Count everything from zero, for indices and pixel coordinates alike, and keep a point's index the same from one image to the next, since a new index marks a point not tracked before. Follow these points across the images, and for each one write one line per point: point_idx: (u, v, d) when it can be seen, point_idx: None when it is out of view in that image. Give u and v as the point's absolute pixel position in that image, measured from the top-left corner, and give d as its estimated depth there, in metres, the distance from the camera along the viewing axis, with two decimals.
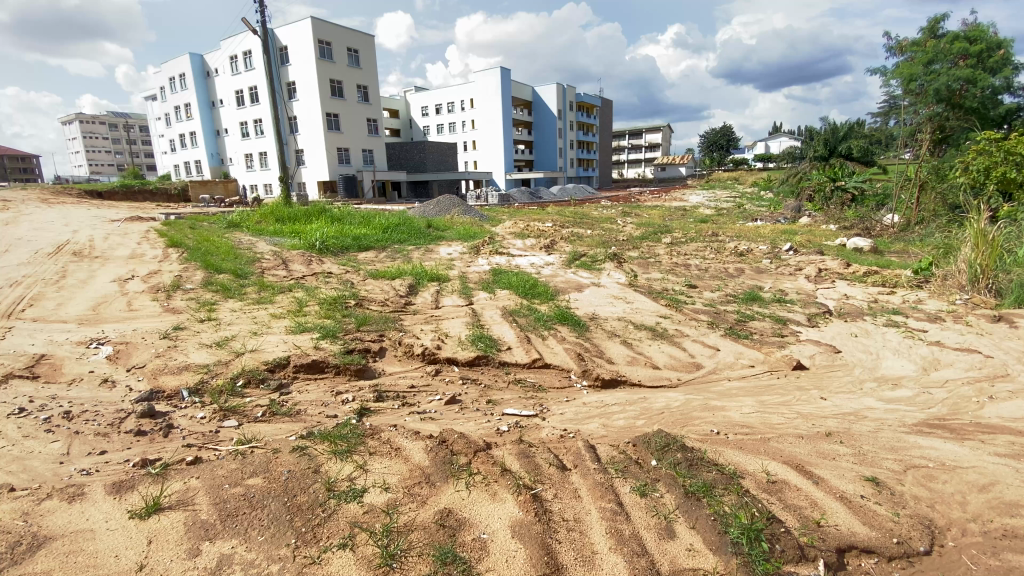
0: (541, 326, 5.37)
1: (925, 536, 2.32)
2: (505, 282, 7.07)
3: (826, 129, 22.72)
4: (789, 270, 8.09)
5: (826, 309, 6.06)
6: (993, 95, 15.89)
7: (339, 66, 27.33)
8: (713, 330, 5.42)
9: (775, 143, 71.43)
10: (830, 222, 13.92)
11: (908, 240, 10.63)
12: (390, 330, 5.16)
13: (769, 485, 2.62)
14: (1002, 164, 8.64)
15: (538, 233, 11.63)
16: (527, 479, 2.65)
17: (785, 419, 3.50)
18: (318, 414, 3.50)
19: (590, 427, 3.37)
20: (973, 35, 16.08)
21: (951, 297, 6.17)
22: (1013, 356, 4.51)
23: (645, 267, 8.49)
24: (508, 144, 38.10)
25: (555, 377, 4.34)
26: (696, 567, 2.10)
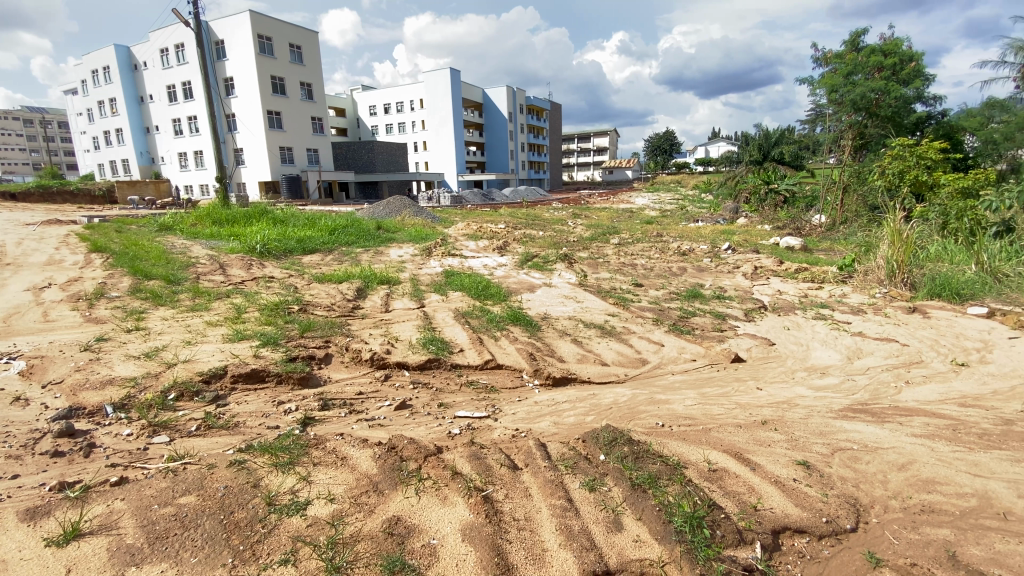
0: (493, 326, 5.37)
1: (852, 514, 2.49)
2: (457, 283, 7.02)
3: (760, 135, 24.10)
4: (728, 268, 8.51)
5: (762, 304, 6.40)
6: (906, 104, 17.39)
7: (281, 62, 26.27)
8: (658, 326, 5.60)
9: (715, 148, 75.15)
10: (765, 222, 14.79)
11: (834, 238, 11.47)
12: (337, 335, 4.99)
13: (710, 474, 2.73)
14: (914, 168, 9.45)
15: (490, 234, 11.64)
16: (478, 481, 2.62)
17: (724, 409, 3.67)
18: (257, 425, 3.32)
19: (541, 425, 3.38)
20: (887, 49, 17.52)
21: (872, 290, 6.67)
22: (926, 343, 4.94)
23: (594, 267, 8.68)
24: (459, 145, 37.92)
25: (507, 378, 4.34)
26: (643, 559, 2.15)
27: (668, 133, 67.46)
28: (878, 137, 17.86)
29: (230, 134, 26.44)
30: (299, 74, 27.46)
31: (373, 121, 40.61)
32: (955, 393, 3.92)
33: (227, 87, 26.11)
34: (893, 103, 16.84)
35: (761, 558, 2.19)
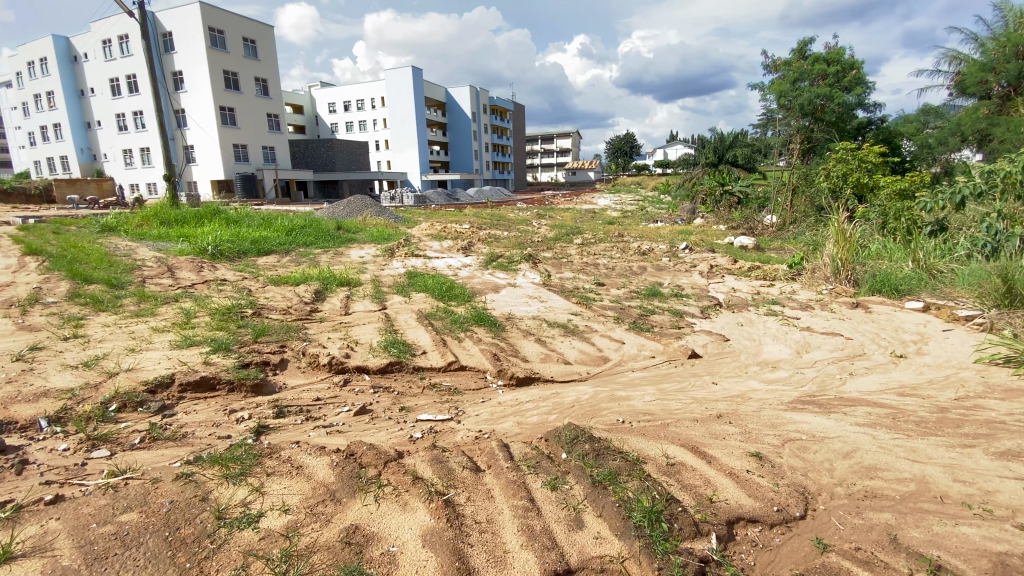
0: (457, 327, 5.32)
1: (801, 502, 2.59)
2: (420, 284, 6.92)
3: (715, 138, 24.95)
4: (685, 266, 8.77)
5: (718, 301, 6.61)
6: (848, 110, 18.39)
7: (234, 57, 25.26)
8: (619, 324, 5.70)
9: (673, 150, 77.30)
10: (720, 222, 15.33)
11: (784, 237, 12.00)
12: (293, 340, 4.82)
13: (668, 468, 2.79)
14: (856, 171, 9.99)
15: (453, 235, 11.55)
16: (439, 485, 2.58)
17: (682, 404, 3.76)
18: (207, 436, 3.16)
19: (504, 426, 3.37)
20: (831, 58, 18.45)
21: (819, 287, 7.00)
22: (867, 336, 5.22)
23: (558, 267, 8.74)
24: (422, 144, 37.51)
25: (470, 379, 4.30)
26: (603, 555, 2.17)
27: (628, 136, 68.89)
28: (824, 141, 18.77)
29: (179, 130, 25.22)
30: (254, 69, 26.47)
31: (332, 119, 39.64)
32: (894, 383, 4.16)
33: (175, 81, 24.89)
34: (837, 109, 17.74)
35: (717, 549, 2.25)
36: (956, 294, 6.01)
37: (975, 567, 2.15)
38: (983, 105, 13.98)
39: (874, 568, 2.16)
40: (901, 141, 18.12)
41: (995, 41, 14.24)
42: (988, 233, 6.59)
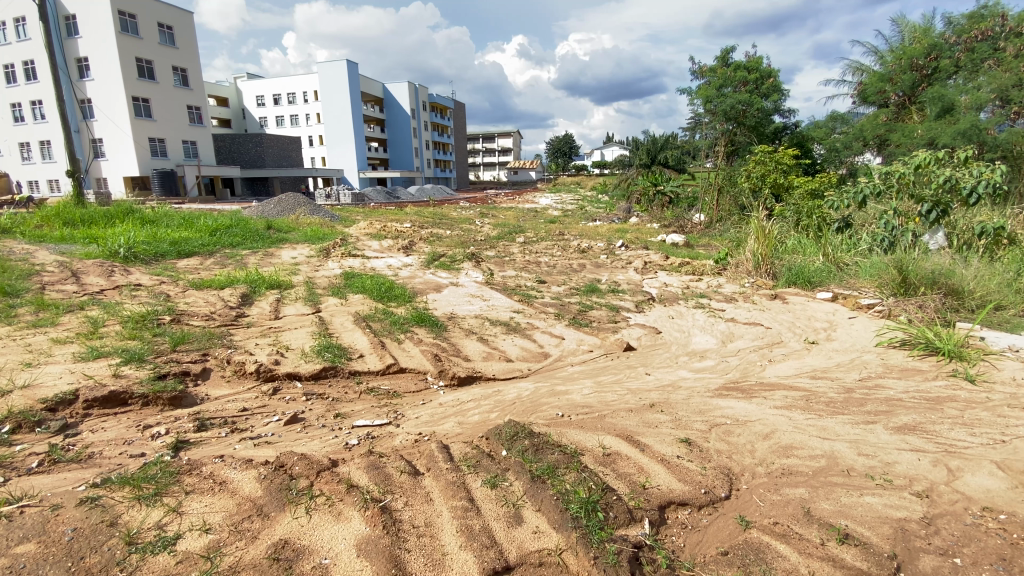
0: (396, 329, 5.20)
1: (726, 483, 2.75)
2: (357, 285, 6.70)
3: (648, 140, 25.98)
4: (621, 264, 9.06)
5: (652, 296, 6.88)
6: (767, 115, 19.70)
7: (149, 44, 23.32)
8: (559, 321, 5.80)
9: (610, 151, 79.76)
10: (654, 221, 15.95)
11: (712, 235, 12.70)
12: (216, 348, 4.51)
13: (604, 458, 2.87)
14: (773, 172, 10.75)
15: (393, 234, 11.28)
16: (375, 492, 2.49)
17: (617, 395, 3.88)
18: (117, 456, 2.88)
19: (445, 427, 3.33)
20: (751, 66, 19.71)
21: (742, 280, 7.47)
22: (784, 325, 5.62)
23: (500, 266, 8.76)
24: (360, 141, 36.36)
25: (410, 382, 4.21)
26: (541, 548, 2.19)
27: (567, 136, 70.31)
28: (746, 144, 20.04)
29: (85, 122, 22.96)
30: (171, 57, 24.51)
31: (261, 113, 37.56)
32: (807, 367, 4.51)
33: (80, 69, 22.65)
34: (756, 114, 19.01)
35: (649, 534, 2.34)
36: (859, 285, 6.60)
37: (877, 532, 2.36)
38: (881, 113, 15.43)
39: (790, 539, 2.32)
40: (812, 145, 19.66)
41: (891, 55, 15.74)
42: (885, 229, 7.22)
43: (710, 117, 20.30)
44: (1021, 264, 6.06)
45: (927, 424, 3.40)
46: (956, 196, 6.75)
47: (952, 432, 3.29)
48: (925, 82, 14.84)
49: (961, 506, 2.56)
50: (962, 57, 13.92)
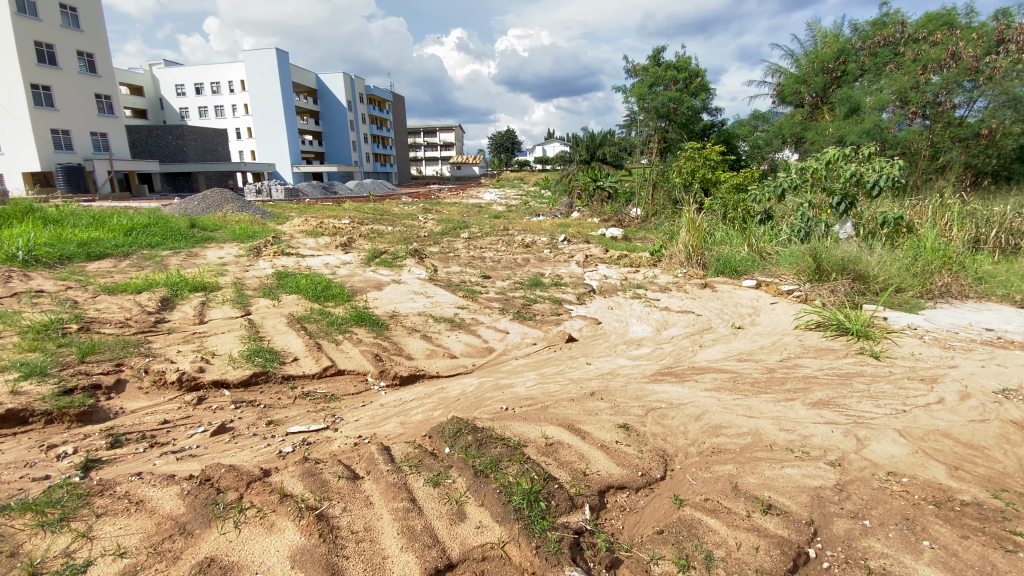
0: (334, 329, 5.01)
1: (661, 465, 2.87)
2: (291, 285, 6.40)
3: (587, 137, 26.56)
4: (564, 257, 9.23)
5: (593, 288, 7.05)
6: (696, 113, 20.66)
7: (49, 26, 21.07)
8: (503, 315, 5.81)
9: (551, 147, 80.88)
10: (594, 216, 16.36)
11: (648, 228, 13.21)
12: (132, 357, 4.17)
13: (546, 448, 2.91)
14: (702, 167, 11.32)
15: (330, 231, 10.87)
16: (311, 499, 2.38)
17: (560, 386, 3.96)
18: (16, 480, 2.59)
19: (386, 428, 3.24)
20: (680, 66, 20.62)
21: (676, 271, 7.81)
22: (713, 312, 5.95)
23: (444, 262, 8.67)
24: (293, 134, 34.67)
25: (349, 384, 4.07)
26: (484, 543, 2.19)
27: (509, 132, 70.52)
28: (677, 141, 20.94)
29: None
30: (76, 41, 22.24)
31: (182, 103, 34.96)
32: (734, 350, 4.80)
33: None
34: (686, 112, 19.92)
35: (590, 519, 2.40)
36: (780, 272, 7.08)
37: (796, 501, 2.54)
38: (797, 112, 16.58)
39: (719, 514, 2.45)
40: (737, 142, 20.82)
41: (804, 59, 16.94)
42: (802, 220, 7.78)
43: (644, 115, 21.10)
44: (917, 249, 6.71)
45: (839, 398, 3.71)
46: (861, 189, 7.37)
47: (860, 404, 3.61)
48: (835, 84, 16.07)
49: (869, 472, 2.81)
50: (866, 62, 15.17)
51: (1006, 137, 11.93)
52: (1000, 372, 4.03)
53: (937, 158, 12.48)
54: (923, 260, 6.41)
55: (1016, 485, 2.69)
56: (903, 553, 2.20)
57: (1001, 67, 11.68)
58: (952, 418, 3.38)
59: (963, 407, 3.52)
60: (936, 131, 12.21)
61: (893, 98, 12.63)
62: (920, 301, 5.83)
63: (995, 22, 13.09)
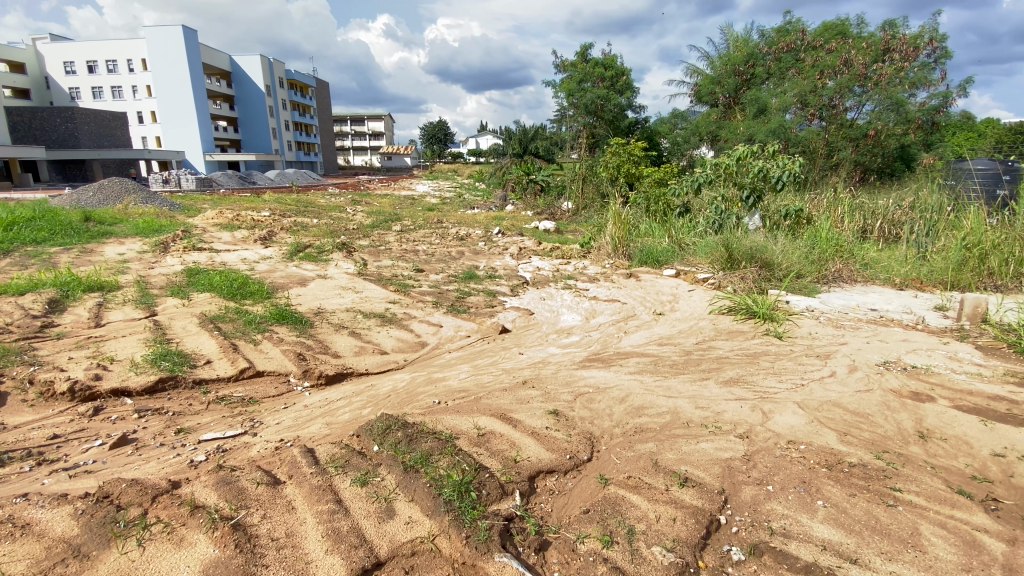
0: (252, 329, 4.73)
1: (588, 447, 2.99)
2: (204, 282, 5.96)
3: (519, 131, 26.74)
4: (498, 250, 9.28)
5: (526, 280, 7.15)
6: (622, 110, 21.47)
7: None
8: (436, 308, 5.75)
9: (484, 140, 80.78)
10: (528, 209, 16.55)
11: (579, 221, 13.58)
12: (13, 367, 3.70)
13: (478, 439, 2.93)
14: (627, 162, 11.80)
15: (249, 224, 10.20)
16: (226, 508, 2.24)
17: (492, 376, 3.99)
18: None
19: (310, 430, 3.11)
20: (607, 63, 21.24)
21: (604, 262, 8.11)
22: (637, 300, 6.24)
23: (375, 255, 8.43)
24: (206, 120, 32.07)
25: (270, 386, 3.87)
26: (413, 538, 2.16)
27: (441, 123, 69.46)
28: (605, 137, 21.63)
29: None
30: None
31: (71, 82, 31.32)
32: (655, 335, 5.06)
33: None
34: (613, 109, 20.78)
35: (519, 505, 2.45)
36: (697, 261, 7.53)
37: (710, 473, 2.74)
38: (712, 111, 17.60)
39: (641, 490, 2.58)
40: (660, 139, 21.75)
41: (717, 61, 17.95)
42: (716, 213, 8.32)
43: (573, 110, 21.61)
44: (814, 239, 7.38)
45: (748, 376, 4.03)
46: (767, 183, 8.00)
47: (766, 380, 3.95)
48: (745, 86, 17.22)
49: (772, 442, 3.08)
50: (772, 66, 16.37)
51: (888, 137, 13.29)
52: (882, 347, 4.55)
53: (832, 156, 13.85)
54: (819, 249, 7.05)
55: (894, 446, 3.06)
56: (801, 513, 2.43)
57: (885, 75, 12.98)
58: (842, 389, 3.79)
59: (851, 378, 3.95)
60: (830, 132, 13.58)
61: (795, 100, 13.80)
62: (817, 286, 6.43)
63: (880, 33, 14.47)
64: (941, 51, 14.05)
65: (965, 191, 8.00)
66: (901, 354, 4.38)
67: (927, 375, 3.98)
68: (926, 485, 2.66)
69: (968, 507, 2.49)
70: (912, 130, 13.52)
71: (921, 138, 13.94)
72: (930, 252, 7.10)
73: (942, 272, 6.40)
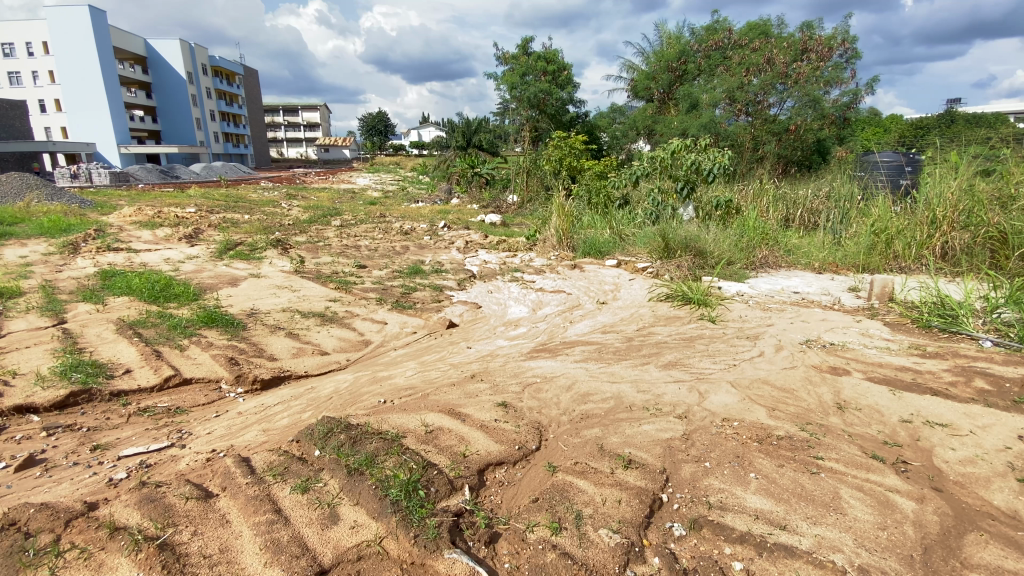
0: (177, 333, 4.41)
1: (536, 437, 3.02)
2: (122, 285, 5.50)
3: (462, 123, 26.44)
4: (444, 244, 9.16)
5: (473, 274, 7.10)
6: (563, 104, 21.73)
7: None
8: (380, 305, 5.61)
9: (426, 131, 79.42)
10: (473, 202, 16.43)
11: (524, 214, 13.66)
12: None
13: (426, 436, 2.89)
14: (569, 156, 11.97)
15: (172, 222, 9.49)
16: (152, 528, 2.09)
17: (439, 372, 3.95)
18: None
19: (245, 438, 2.95)
20: (548, 57, 21.34)
21: (549, 254, 8.23)
22: (582, 290, 6.37)
23: (313, 252, 8.09)
24: (120, 108, 29.46)
25: (200, 394, 3.63)
26: (360, 542, 2.11)
27: (381, 115, 67.46)
28: (547, 131, 21.82)
29: None
30: None
31: None
32: (599, 324, 5.19)
33: None
34: (555, 103, 21.05)
35: (469, 500, 2.43)
36: (637, 251, 7.77)
37: (652, 454, 2.85)
38: (648, 106, 18.15)
39: (588, 475, 2.65)
40: (600, 132, 22.16)
41: (652, 57, 18.46)
42: (654, 205, 8.63)
43: (516, 103, 21.64)
44: (743, 227, 7.80)
45: (686, 358, 4.23)
46: (699, 175, 8.37)
47: (702, 362, 4.15)
48: (678, 82, 17.86)
49: (708, 420, 3.25)
50: (702, 63, 17.07)
51: (807, 132, 14.23)
52: (804, 327, 4.89)
53: (758, 149, 14.77)
54: (747, 237, 7.46)
55: (816, 418, 3.30)
56: (736, 486, 2.58)
57: (803, 73, 13.86)
58: (770, 367, 4.05)
59: (778, 357, 4.23)
60: (756, 126, 14.40)
61: (724, 96, 14.49)
62: (746, 272, 6.81)
63: (799, 34, 15.40)
64: (851, 52, 15.16)
65: (873, 181, 8.70)
66: (821, 333, 4.73)
67: (843, 350, 4.33)
68: (844, 452, 2.90)
69: (881, 470, 2.73)
70: (827, 125, 14.54)
71: (835, 132, 15.02)
72: (845, 238, 7.70)
73: (855, 256, 7.03)
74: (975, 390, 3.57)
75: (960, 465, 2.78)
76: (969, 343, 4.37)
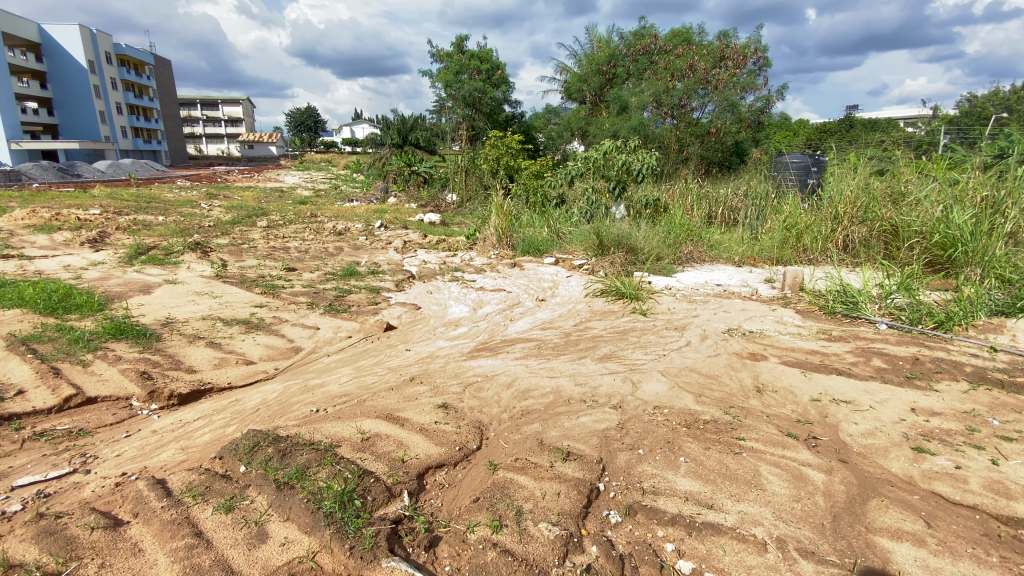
0: (79, 348, 4.01)
1: (476, 436, 3.01)
2: (10, 295, 4.91)
3: (396, 121, 25.88)
4: (380, 244, 8.93)
5: (411, 274, 6.98)
6: (499, 103, 21.81)
7: None
8: (312, 310, 5.38)
9: (360, 129, 77.07)
10: (411, 201, 16.14)
11: (463, 213, 13.60)
12: None
13: (362, 443, 2.80)
14: (505, 155, 12.04)
15: (72, 225, 8.58)
16: (51, 564, 1.90)
17: (376, 377, 3.84)
18: None
19: (161, 458, 2.73)
20: (482, 56, 21.32)
21: (489, 253, 8.25)
22: (521, 288, 6.42)
23: (237, 255, 7.62)
24: (11, 100, 26.38)
25: (108, 413, 3.32)
26: (291, 559, 2.01)
27: (311, 111, 64.65)
28: (484, 130, 21.82)
29: None
30: None
31: None
32: (538, 321, 5.25)
33: None
34: (490, 102, 21.16)
35: (408, 505, 2.39)
36: (573, 249, 7.95)
37: (589, 445, 2.93)
38: (581, 108, 18.62)
39: (528, 470, 2.68)
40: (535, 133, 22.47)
41: (583, 60, 18.90)
42: (588, 204, 8.86)
43: (452, 102, 21.45)
44: (670, 225, 8.18)
45: (620, 351, 4.37)
46: (630, 175, 8.71)
47: (635, 354, 4.31)
48: (608, 85, 18.43)
49: (642, 409, 3.38)
50: (630, 67, 17.74)
51: (726, 134, 15.16)
52: (726, 317, 5.22)
53: (683, 150, 15.55)
54: (674, 234, 7.83)
55: (738, 401, 3.53)
56: (667, 470, 2.71)
57: (721, 80, 14.74)
58: (697, 355, 4.28)
59: (703, 345, 4.48)
60: (680, 129, 15.18)
61: (651, 99, 15.13)
62: (673, 267, 7.16)
63: (717, 42, 16.31)
64: (763, 60, 16.28)
65: (784, 180, 9.42)
66: (741, 322, 5.07)
67: (761, 337, 4.66)
68: (763, 432, 3.12)
69: (795, 446, 2.97)
70: (744, 129, 15.56)
71: (751, 135, 16.11)
72: (761, 233, 8.29)
73: (770, 250, 7.55)
74: (873, 368, 3.97)
75: (861, 437, 3.08)
76: (867, 326, 4.86)
